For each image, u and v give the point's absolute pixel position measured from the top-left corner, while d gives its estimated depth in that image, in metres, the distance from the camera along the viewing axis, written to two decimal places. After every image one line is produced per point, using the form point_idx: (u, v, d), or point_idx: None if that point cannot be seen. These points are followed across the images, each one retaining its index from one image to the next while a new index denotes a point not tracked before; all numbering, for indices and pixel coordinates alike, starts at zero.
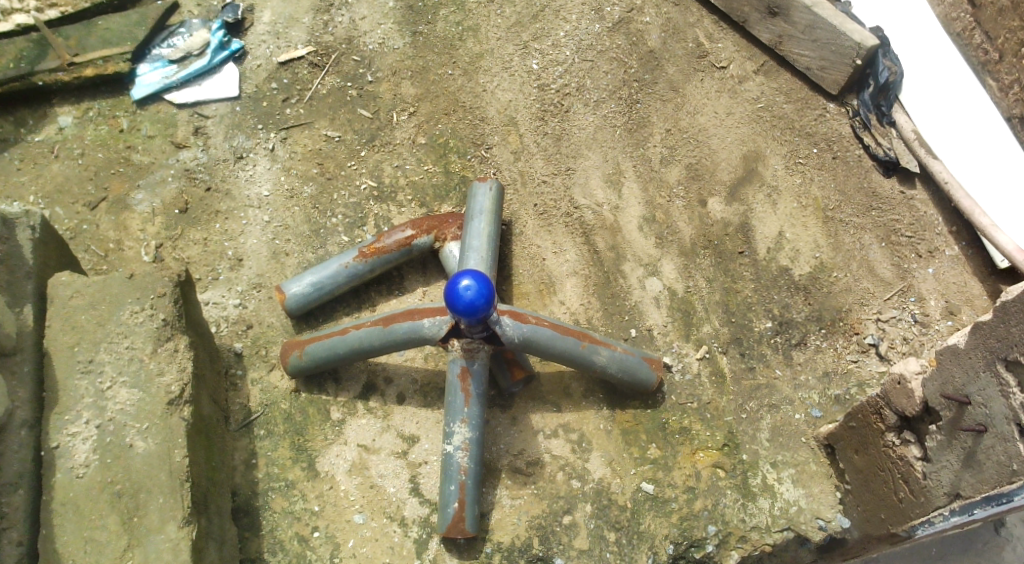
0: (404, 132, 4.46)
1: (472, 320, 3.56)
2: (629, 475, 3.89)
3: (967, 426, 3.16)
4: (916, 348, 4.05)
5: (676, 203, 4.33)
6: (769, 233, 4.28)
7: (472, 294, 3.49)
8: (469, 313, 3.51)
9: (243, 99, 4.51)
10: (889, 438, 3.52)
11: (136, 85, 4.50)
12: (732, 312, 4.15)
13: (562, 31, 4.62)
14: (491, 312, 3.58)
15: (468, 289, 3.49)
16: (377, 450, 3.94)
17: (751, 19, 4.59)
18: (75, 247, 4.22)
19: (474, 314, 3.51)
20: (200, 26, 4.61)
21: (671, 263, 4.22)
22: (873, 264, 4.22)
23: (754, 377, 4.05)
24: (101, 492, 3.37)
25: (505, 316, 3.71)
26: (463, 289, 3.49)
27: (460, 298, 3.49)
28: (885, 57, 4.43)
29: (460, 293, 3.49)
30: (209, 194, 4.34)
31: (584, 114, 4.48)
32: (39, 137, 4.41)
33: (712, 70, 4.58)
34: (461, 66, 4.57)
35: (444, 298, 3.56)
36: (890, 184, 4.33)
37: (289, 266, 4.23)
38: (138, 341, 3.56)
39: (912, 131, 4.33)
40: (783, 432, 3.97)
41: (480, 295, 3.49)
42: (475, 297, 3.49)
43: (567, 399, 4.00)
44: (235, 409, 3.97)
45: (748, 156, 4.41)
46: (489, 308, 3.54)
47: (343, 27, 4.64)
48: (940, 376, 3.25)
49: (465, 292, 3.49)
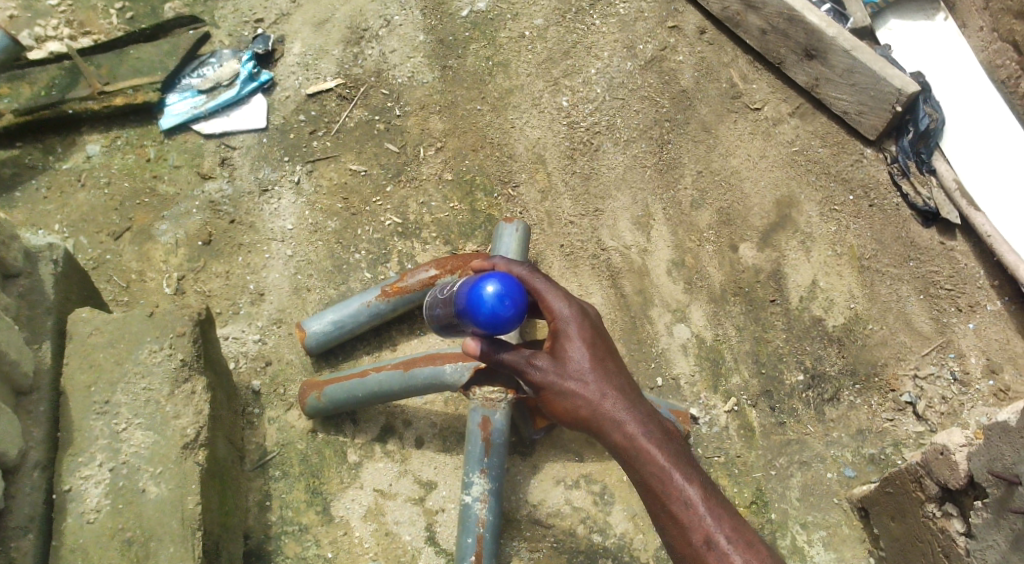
0: (430, 168, 4.37)
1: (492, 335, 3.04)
2: (652, 532, 3.83)
3: (1017, 508, 3.01)
4: (955, 409, 3.93)
5: (706, 247, 4.20)
6: (802, 281, 4.15)
7: (488, 297, 2.93)
8: (491, 325, 2.95)
9: (270, 131, 4.46)
10: (929, 509, 3.38)
11: (164, 115, 4.46)
12: (762, 362, 4.02)
13: (593, 68, 4.54)
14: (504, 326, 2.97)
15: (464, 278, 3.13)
16: (393, 496, 3.86)
17: (787, 60, 4.47)
18: (97, 277, 4.16)
19: (499, 331, 2.97)
20: (231, 57, 4.58)
21: (700, 310, 4.09)
22: (911, 317, 4.08)
23: (784, 432, 3.91)
24: (111, 538, 3.32)
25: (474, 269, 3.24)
26: (479, 292, 2.95)
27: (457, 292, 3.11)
28: (926, 103, 4.29)
29: (474, 296, 2.96)
30: (232, 227, 4.28)
31: (613, 154, 4.37)
32: (67, 165, 4.36)
33: (746, 111, 4.47)
34: (490, 102, 4.48)
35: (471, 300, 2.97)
36: (928, 234, 4.21)
37: (310, 302, 4.16)
38: (155, 382, 3.53)
39: (953, 180, 4.21)
40: (814, 492, 3.83)
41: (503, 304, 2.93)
42: (512, 311, 2.95)
43: (590, 448, 3.93)
44: (250, 448, 3.90)
45: (782, 202, 4.29)
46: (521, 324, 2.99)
47: (373, 60, 4.57)
48: (988, 452, 3.11)
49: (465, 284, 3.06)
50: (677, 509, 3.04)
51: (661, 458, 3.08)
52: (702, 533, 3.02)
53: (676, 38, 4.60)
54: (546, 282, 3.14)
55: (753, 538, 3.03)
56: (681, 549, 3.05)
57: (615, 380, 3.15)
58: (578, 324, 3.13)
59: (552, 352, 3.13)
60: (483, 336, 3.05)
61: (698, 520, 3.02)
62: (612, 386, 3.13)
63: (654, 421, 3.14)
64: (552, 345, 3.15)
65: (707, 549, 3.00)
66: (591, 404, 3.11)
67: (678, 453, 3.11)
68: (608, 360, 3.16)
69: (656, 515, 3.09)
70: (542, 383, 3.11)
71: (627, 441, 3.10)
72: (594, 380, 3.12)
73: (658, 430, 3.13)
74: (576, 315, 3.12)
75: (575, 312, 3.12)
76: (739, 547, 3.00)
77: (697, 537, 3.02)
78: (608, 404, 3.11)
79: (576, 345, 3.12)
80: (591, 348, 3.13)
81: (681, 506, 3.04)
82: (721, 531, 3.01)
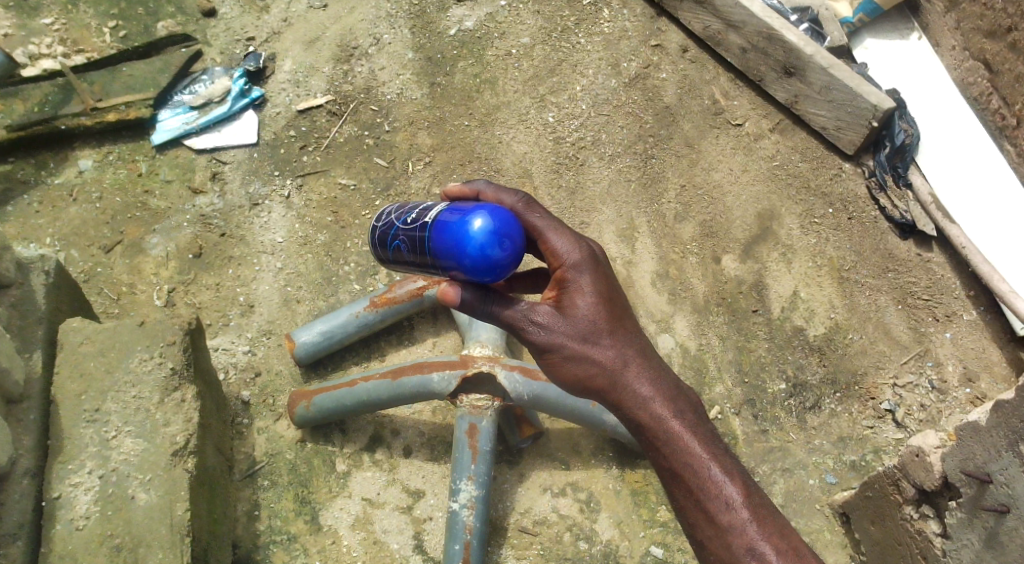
0: (419, 182, 4.44)
1: (481, 283, 2.87)
2: (638, 538, 3.87)
3: (989, 506, 3.18)
4: (933, 416, 4.01)
5: (690, 259, 4.28)
6: (784, 292, 4.23)
7: (486, 237, 2.78)
8: (484, 272, 2.80)
9: (261, 146, 4.52)
10: (906, 511, 3.53)
11: (156, 131, 4.52)
12: (745, 372, 4.09)
13: (579, 85, 4.64)
14: (492, 270, 2.81)
15: (444, 210, 2.91)
16: (381, 504, 3.89)
17: (767, 78, 4.58)
18: (88, 289, 4.20)
19: (492, 278, 2.82)
20: (222, 74, 4.65)
21: (684, 321, 4.16)
22: (889, 327, 4.18)
23: (767, 440, 3.98)
24: (100, 545, 3.33)
25: (451, 199, 3.00)
26: (474, 230, 2.79)
27: (436, 227, 2.90)
28: (902, 119, 4.40)
29: (469, 235, 2.79)
30: (223, 240, 4.33)
31: (598, 168, 4.46)
32: (59, 179, 4.41)
33: (727, 127, 4.57)
34: (477, 118, 4.56)
35: (456, 239, 2.82)
36: (906, 246, 4.32)
37: (299, 314, 4.21)
38: (146, 391, 3.56)
39: (929, 194, 4.33)
40: (797, 498, 3.88)
41: (491, 242, 2.79)
42: (509, 256, 2.81)
43: (576, 456, 3.99)
44: (239, 458, 3.93)
45: (763, 215, 4.38)
46: (514, 270, 2.85)
47: (362, 77, 4.66)
48: (960, 452, 3.29)
49: (451, 218, 2.86)
50: (698, 483, 2.94)
51: (678, 424, 2.98)
52: (727, 510, 2.91)
53: (659, 56, 4.71)
54: (547, 222, 2.95)
55: (774, 516, 2.94)
56: (701, 528, 2.94)
57: (627, 337, 2.98)
58: (588, 272, 2.94)
59: (558, 305, 2.93)
60: (469, 283, 2.88)
61: (721, 496, 2.92)
62: (624, 343, 2.97)
63: (667, 382, 3.02)
64: (558, 296, 2.95)
65: (731, 530, 2.89)
66: (603, 364, 2.95)
67: (694, 420, 3.01)
68: (619, 313, 2.98)
69: (672, 488, 2.98)
70: (549, 341, 2.90)
71: (642, 405, 2.98)
72: (606, 337, 2.94)
73: (679, 403, 3.01)
74: (586, 262, 2.94)
75: (585, 257, 2.94)
76: (765, 527, 2.89)
77: (720, 516, 2.91)
78: (620, 364, 2.96)
79: (586, 297, 2.93)
80: (602, 300, 2.95)
81: (703, 479, 2.93)
82: (745, 510, 2.91)
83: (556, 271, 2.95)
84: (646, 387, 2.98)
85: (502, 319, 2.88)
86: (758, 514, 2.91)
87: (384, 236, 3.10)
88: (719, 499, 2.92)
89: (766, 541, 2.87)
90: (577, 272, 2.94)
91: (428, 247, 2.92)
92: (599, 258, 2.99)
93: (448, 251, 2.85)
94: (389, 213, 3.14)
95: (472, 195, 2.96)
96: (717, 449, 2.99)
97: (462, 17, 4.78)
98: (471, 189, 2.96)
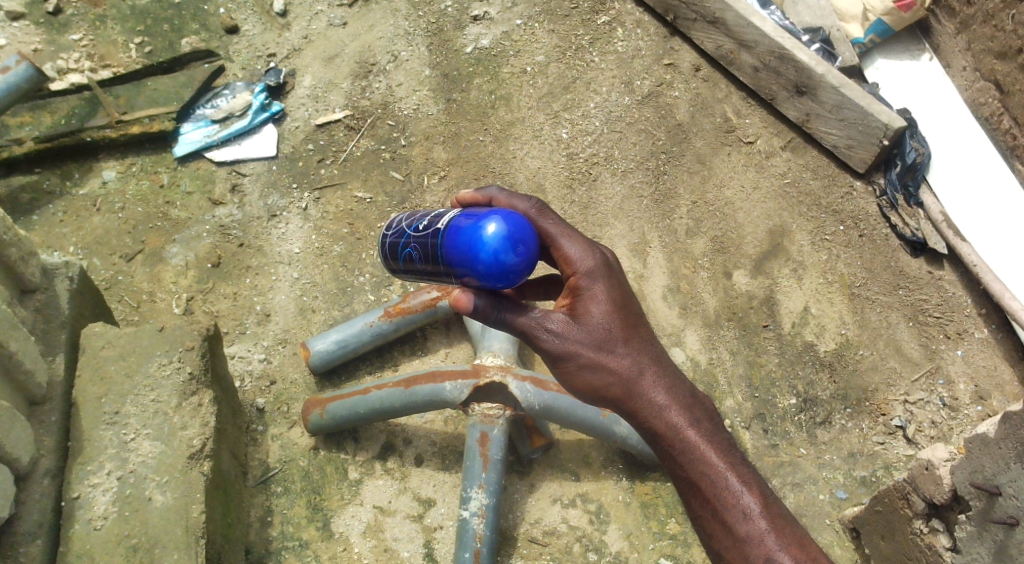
0: (434, 196, 4.51)
1: (494, 290, 2.89)
2: (647, 550, 3.89)
3: (998, 519, 3.19)
4: (944, 433, 4.03)
5: (701, 274, 4.32)
6: (794, 308, 4.27)
7: (500, 243, 2.81)
8: (498, 278, 2.82)
9: (280, 159, 4.61)
10: (917, 525, 3.53)
11: (179, 143, 4.62)
12: (755, 386, 4.11)
13: (592, 102, 4.71)
14: (507, 276, 2.83)
15: (457, 217, 2.95)
16: (392, 512, 3.93)
17: (779, 96, 4.64)
18: (110, 297, 4.28)
19: (505, 283, 2.84)
20: (244, 89, 4.74)
21: (694, 335, 4.19)
22: (900, 344, 4.20)
23: (777, 454, 3.99)
24: (117, 545, 3.38)
25: (462, 207, 3.06)
26: (488, 235, 2.82)
27: (449, 233, 2.94)
28: (913, 139, 4.46)
29: (483, 240, 2.82)
30: (242, 250, 4.41)
31: (611, 184, 4.52)
32: (83, 190, 4.50)
33: (739, 145, 4.62)
34: (492, 133, 4.64)
35: (468, 246, 2.85)
36: (917, 264, 4.35)
37: (315, 323, 4.27)
38: (163, 394, 3.62)
39: (940, 213, 4.36)
40: (807, 513, 3.89)
41: (505, 248, 2.81)
42: (522, 261, 2.83)
43: (586, 468, 4.02)
44: (254, 465, 3.98)
45: (774, 231, 4.42)
46: (527, 277, 2.88)
47: (380, 93, 4.74)
48: (969, 464, 3.30)
49: (464, 224, 2.90)
50: (715, 494, 2.97)
51: (695, 433, 3.01)
52: (744, 521, 2.94)
53: (672, 75, 4.78)
54: (559, 228, 2.98)
55: (792, 527, 2.97)
56: (719, 539, 2.97)
57: (642, 345, 3.02)
58: (601, 280, 2.98)
59: (572, 314, 2.97)
60: (481, 290, 2.89)
61: (738, 506, 2.95)
62: (639, 351, 3.01)
63: (682, 391, 3.05)
64: (572, 303, 2.98)
65: (749, 541, 2.93)
66: (617, 372, 2.99)
67: (710, 430, 3.04)
68: (633, 320, 3.01)
69: (688, 497, 3.01)
70: (563, 349, 2.93)
71: (657, 413, 3.02)
72: (621, 345, 2.98)
73: (694, 412, 3.05)
74: (599, 269, 2.97)
75: (598, 265, 2.98)
76: (782, 538, 2.93)
77: (737, 526, 2.94)
78: (635, 372, 3.00)
79: (599, 305, 2.97)
80: (616, 308, 2.98)
81: (720, 489, 2.97)
82: (763, 520, 2.94)
83: (570, 278, 2.98)
84: (661, 396, 3.02)
85: (515, 327, 2.92)
86: (775, 524, 2.94)
87: (396, 244, 3.16)
88: (736, 509, 2.95)
89: (784, 552, 2.90)
90: (591, 280, 2.97)
91: (441, 253, 2.96)
92: (612, 266, 3.02)
93: (461, 257, 2.88)
94: (399, 222, 3.19)
95: (485, 203, 3.02)
96: (734, 458, 3.02)
97: (479, 35, 4.87)
98: (483, 197, 3.02)
